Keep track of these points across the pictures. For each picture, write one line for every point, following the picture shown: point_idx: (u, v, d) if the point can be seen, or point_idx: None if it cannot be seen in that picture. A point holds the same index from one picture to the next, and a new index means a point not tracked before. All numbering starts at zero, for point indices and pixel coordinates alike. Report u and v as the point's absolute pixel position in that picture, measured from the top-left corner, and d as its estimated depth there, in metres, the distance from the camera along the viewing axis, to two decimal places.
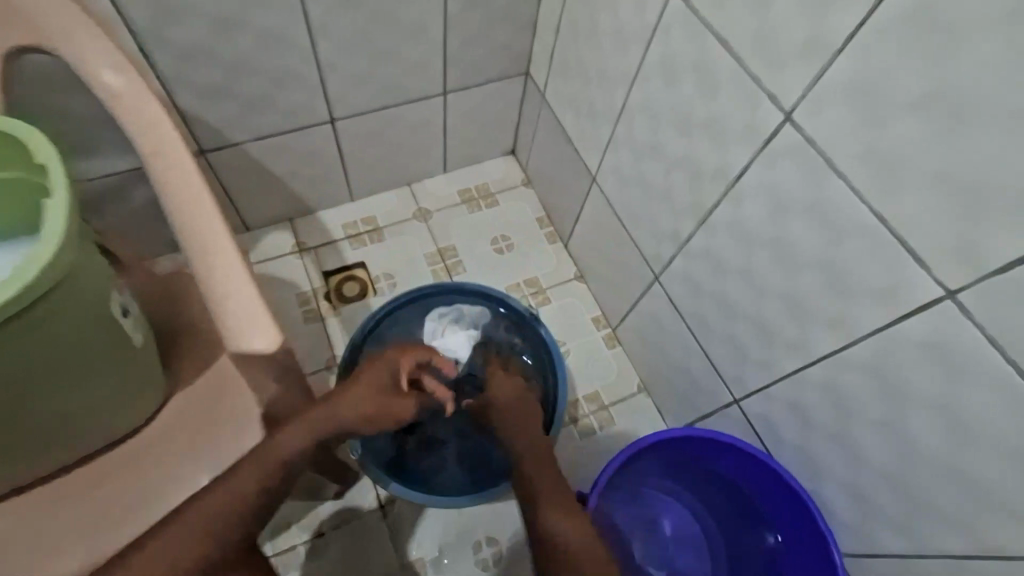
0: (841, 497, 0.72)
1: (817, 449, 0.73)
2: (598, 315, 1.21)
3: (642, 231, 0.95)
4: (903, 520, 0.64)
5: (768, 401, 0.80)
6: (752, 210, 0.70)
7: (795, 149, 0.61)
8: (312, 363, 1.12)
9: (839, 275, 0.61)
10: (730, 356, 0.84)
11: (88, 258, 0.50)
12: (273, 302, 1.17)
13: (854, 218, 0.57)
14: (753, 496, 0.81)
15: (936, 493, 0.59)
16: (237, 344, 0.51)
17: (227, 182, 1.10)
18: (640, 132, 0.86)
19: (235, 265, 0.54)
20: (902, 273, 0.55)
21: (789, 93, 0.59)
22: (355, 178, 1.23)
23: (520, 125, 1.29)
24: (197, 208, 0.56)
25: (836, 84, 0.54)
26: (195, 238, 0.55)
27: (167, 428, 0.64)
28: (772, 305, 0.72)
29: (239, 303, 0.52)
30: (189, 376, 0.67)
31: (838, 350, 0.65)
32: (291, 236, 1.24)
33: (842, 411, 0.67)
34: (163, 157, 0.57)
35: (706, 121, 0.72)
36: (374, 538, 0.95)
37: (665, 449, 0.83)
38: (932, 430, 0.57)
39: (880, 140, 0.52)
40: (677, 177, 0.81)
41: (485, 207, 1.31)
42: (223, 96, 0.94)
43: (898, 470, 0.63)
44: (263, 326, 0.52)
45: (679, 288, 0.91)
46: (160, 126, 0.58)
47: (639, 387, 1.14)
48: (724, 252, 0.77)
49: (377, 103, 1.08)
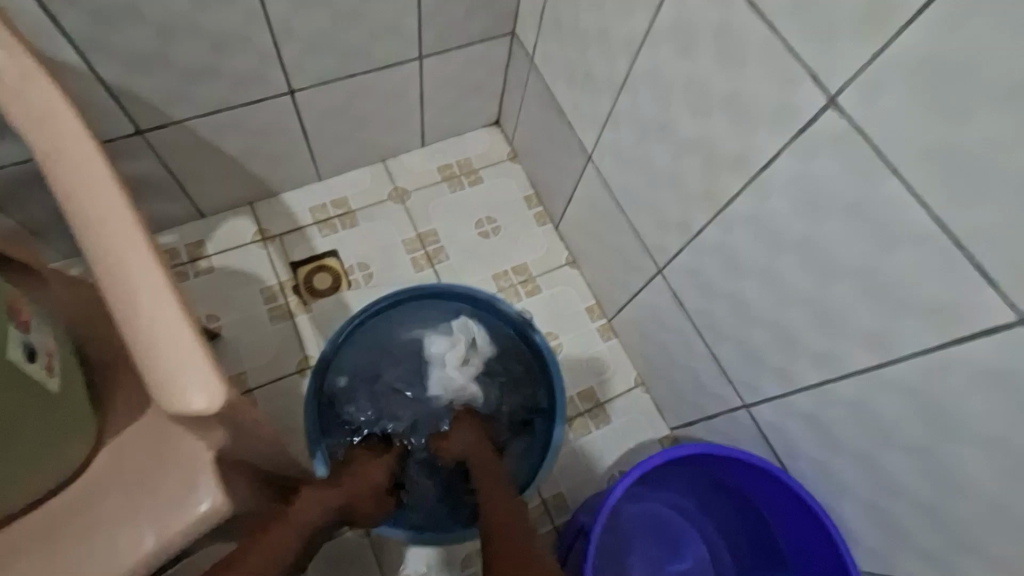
0: (863, 517, 0.67)
1: (838, 466, 0.68)
2: (593, 304, 1.12)
3: (645, 220, 0.85)
4: (934, 546, 0.60)
5: (784, 411, 0.73)
6: (780, 205, 0.61)
7: (841, 140, 0.52)
8: (282, 365, 1.02)
9: (882, 287, 0.54)
10: (742, 360, 0.77)
11: None
12: (235, 298, 1.06)
13: (908, 226, 0.49)
14: (766, 513, 0.76)
15: (980, 526, 0.54)
16: (171, 404, 0.40)
17: (173, 165, 0.96)
18: (646, 109, 0.75)
19: (164, 299, 0.42)
20: (964, 292, 0.47)
21: (837, 73, 0.49)
22: (322, 156, 1.10)
23: (505, 93, 1.16)
24: (111, 223, 0.43)
25: (904, 65, 0.45)
26: (108, 263, 0.43)
27: (98, 481, 0.54)
28: (796, 312, 0.65)
29: (170, 350, 0.41)
30: (123, 417, 0.57)
31: (874, 368, 0.58)
32: (253, 222, 1.11)
33: (872, 430, 0.61)
34: (66, 159, 0.44)
35: (727, 99, 0.61)
36: (358, 557, 0.89)
37: (671, 463, 0.77)
38: (983, 462, 0.51)
39: (958, 134, 0.43)
40: (688, 162, 0.71)
41: (467, 186, 1.20)
42: (158, 66, 0.80)
43: (935, 498, 0.57)
44: (201, 379, 0.41)
45: (685, 284, 0.82)
46: (58, 116, 0.45)
47: (637, 381, 1.07)
48: (742, 249, 0.69)
49: (343, 71, 0.95)
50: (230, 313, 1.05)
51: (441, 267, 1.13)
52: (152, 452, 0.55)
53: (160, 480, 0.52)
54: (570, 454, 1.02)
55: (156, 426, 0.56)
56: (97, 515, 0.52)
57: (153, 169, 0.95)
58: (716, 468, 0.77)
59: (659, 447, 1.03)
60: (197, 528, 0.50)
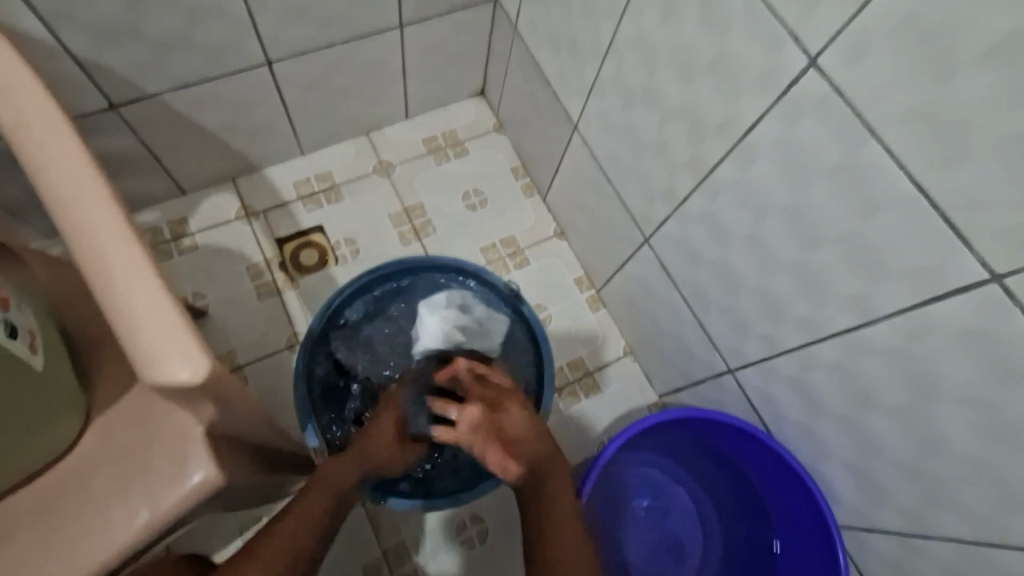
0: (842, 476, 0.70)
1: (820, 427, 0.70)
2: (581, 276, 1.13)
3: (631, 188, 0.85)
4: (909, 501, 0.62)
5: (768, 375, 0.75)
6: (765, 170, 0.61)
7: (822, 102, 0.51)
8: (272, 342, 1.02)
9: (865, 252, 0.54)
10: (728, 327, 0.78)
11: None
12: (222, 276, 1.05)
13: (889, 190, 0.50)
14: (756, 480, 0.79)
15: (952, 481, 0.56)
16: (154, 376, 0.40)
17: (151, 141, 0.94)
18: (630, 75, 0.74)
19: (143, 272, 0.41)
20: (941, 252, 0.48)
21: (819, 33, 0.49)
22: (303, 129, 1.08)
23: (489, 61, 1.13)
24: (84, 197, 0.43)
25: (883, 24, 0.44)
26: (83, 236, 0.42)
27: (86, 460, 0.54)
28: (780, 279, 0.65)
29: (150, 322, 0.41)
30: (109, 395, 0.57)
31: (854, 329, 0.59)
32: (236, 198, 1.10)
33: (852, 392, 0.63)
34: (37, 134, 0.43)
35: (712, 63, 0.61)
36: (354, 525, 0.91)
37: (658, 429, 0.79)
38: (955, 419, 0.53)
39: (939, 95, 0.43)
40: (673, 129, 0.71)
41: (453, 158, 1.18)
42: (128, 37, 0.77)
43: (911, 455, 0.59)
44: (185, 352, 0.41)
45: (672, 253, 0.83)
46: (25, 90, 0.44)
47: (625, 349, 1.08)
48: (727, 217, 0.69)
49: (323, 40, 0.92)
50: (217, 291, 1.04)
51: (429, 241, 1.13)
52: (141, 429, 0.55)
53: (151, 457, 0.53)
54: (562, 423, 1.03)
55: (143, 403, 0.56)
56: (92, 490, 0.52)
57: (131, 145, 0.93)
58: (703, 434, 0.80)
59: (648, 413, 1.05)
60: (191, 500, 0.51)
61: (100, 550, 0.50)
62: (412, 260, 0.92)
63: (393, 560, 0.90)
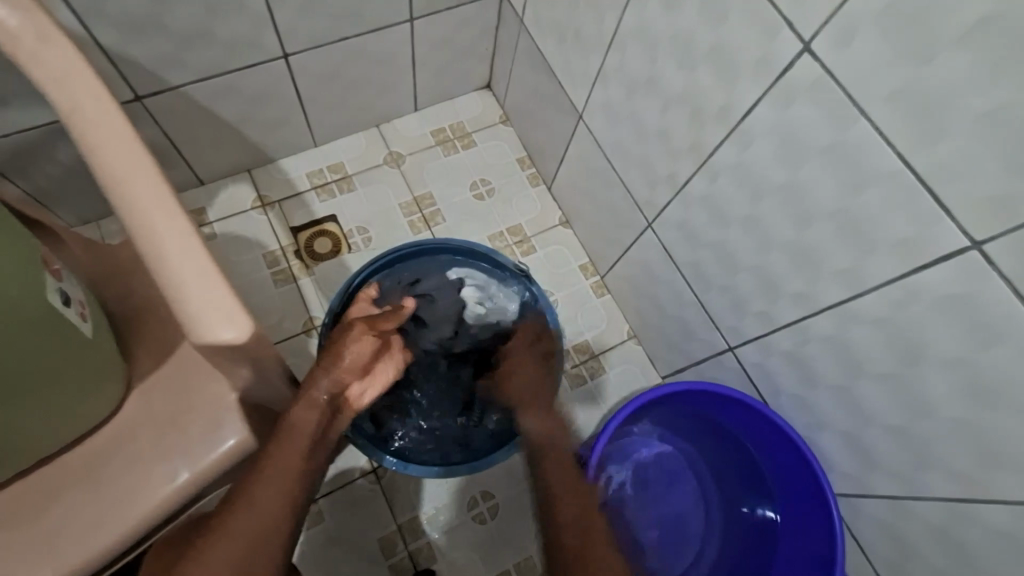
0: (837, 444, 0.74)
1: (815, 398, 0.74)
2: (586, 263, 1.16)
3: (634, 174, 0.89)
4: (899, 464, 0.66)
5: (765, 351, 0.78)
6: (760, 153, 0.64)
7: (814, 84, 0.55)
8: (287, 326, 1.06)
9: (855, 226, 0.58)
10: (727, 306, 0.81)
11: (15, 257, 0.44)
12: (239, 264, 1.09)
13: (877, 167, 0.53)
14: (752, 448, 0.82)
15: (939, 441, 0.60)
16: (202, 336, 0.44)
17: (172, 132, 0.98)
18: (633, 64, 0.78)
19: (190, 242, 0.45)
20: (925, 224, 0.52)
21: (811, 20, 0.52)
22: (316, 122, 1.12)
23: (495, 54, 1.17)
24: (135, 174, 0.46)
25: (870, 9, 0.48)
26: (135, 210, 0.46)
27: (127, 423, 0.58)
28: (776, 256, 0.69)
29: (199, 288, 0.44)
30: (146, 365, 0.61)
31: (846, 301, 0.63)
32: (252, 189, 1.13)
33: (845, 362, 0.67)
34: (88, 117, 0.47)
35: (712, 51, 0.64)
36: (370, 500, 0.95)
37: (662, 404, 0.83)
38: (941, 381, 0.57)
39: (921, 74, 0.47)
40: (675, 116, 0.74)
41: (460, 149, 1.22)
42: (153, 30, 0.81)
43: (901, 419, 0.63)
44: (229, 314, 0.44)
45: (673, 237, 0.86)
46: (77, 76, 0.48)
47: (629, 333, 1.12)
48: (726, 198, 0.72)
49: (336, 33, 0.95)
50: (235, 278, 1.08)
51: (438, 229, 1.16)
52: (179, 395, 0.59)
53: (191, 419, 0.57)
54: (568, 405, 1.07)
55: (179, 372, 0.60)
56: (136, 450, 0.56)
57: (152, 136, 0.97)
58: (705, 409, 0.84)
59: None
60: (226, 460, 0.56)
61: (150, 502, 0.54)
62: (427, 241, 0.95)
63: (408, 534, 0.94)
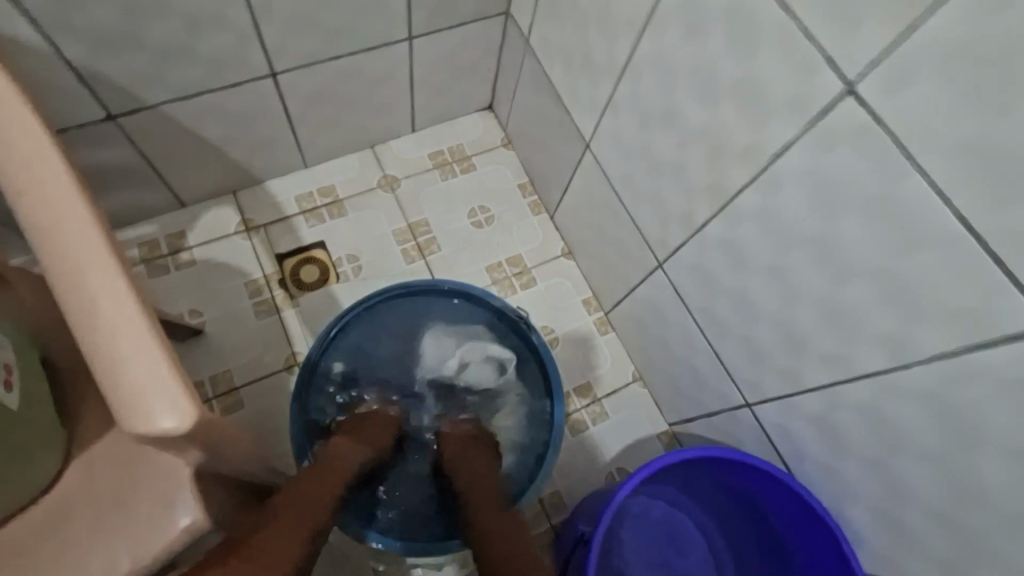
0: (867, 519, 0.66)
1: (844, 468, 0.66)
2: (589, 297, 1.09)
3: (644, 211, 0.82)
4: (944, 553, 0.59)
5: (787, 411, 0.71)
6: (790, 201, 0.58)
7: (859, 131, 0.49)
8: (269, 361, 0.99)
9: (901, 291, 0.51)
10: (745, 359, 0.74)
11: None
12: (219, 292, 1.02)
13: (932, 229, 0.47)
14: (772, 517, 0.75)
15: (994, 535, 0.53)
16: (135, 421, 0.36)
17: (149, 152, 0.91)
18: (648, 95, 0.71)
19: (128, 308, 0.38)
20: (990, 297, 0.45)
21: (860, 58, 0.46)
22: (306, 143, 1.05)
23: (498, 76, 1.10)
24: (68, 225, 0.39)
25: (935, 50, 0.41)
26: (65, 267, 0.39)
27: (66, 499, 0.51)
28: (806, 313, 0.62)
29: (135, 365, 0.37)
30: (92, 428, 0.53)
31: (888, 370, 0.56)
32: (236, 212, 1.07)
33: (884, 435, 0.60)
34: (16, 154, 0.40)
35: (739, 86, 0.58)
36: (351, 554, 0.87)
37: (675, 467, 0.76)
38: (1000, 471, 0.50)
39: (994, 129, 0.40)
40: (692, 153, 0.68)
41: (459, 173, 1.15)
42: (127, 45, 0.75)
43: (948, 505, 0.56)
44: (170, 396, 0.37)
45: (686, 279, 0.79)
46: (8, 105, 0.41)
47: (634, 375, 1.05)
48: (749, 244, 0.65)
49: (329, 51, 0.89)
50: (215, 307, 1.01)
51: (433, 258, 1.09)
52: (126, 468, 0.51)
53: (139, 499, 0.50)
54: (569, 452, 0.99)
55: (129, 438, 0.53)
56: (74, 532, 0.49)
57: (127, 156, 0.90)
58: (722, 474, 0.76)
59: (656, 442, 1.01)
60: (178, 544, 0.49)
61: None
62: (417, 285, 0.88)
63: None
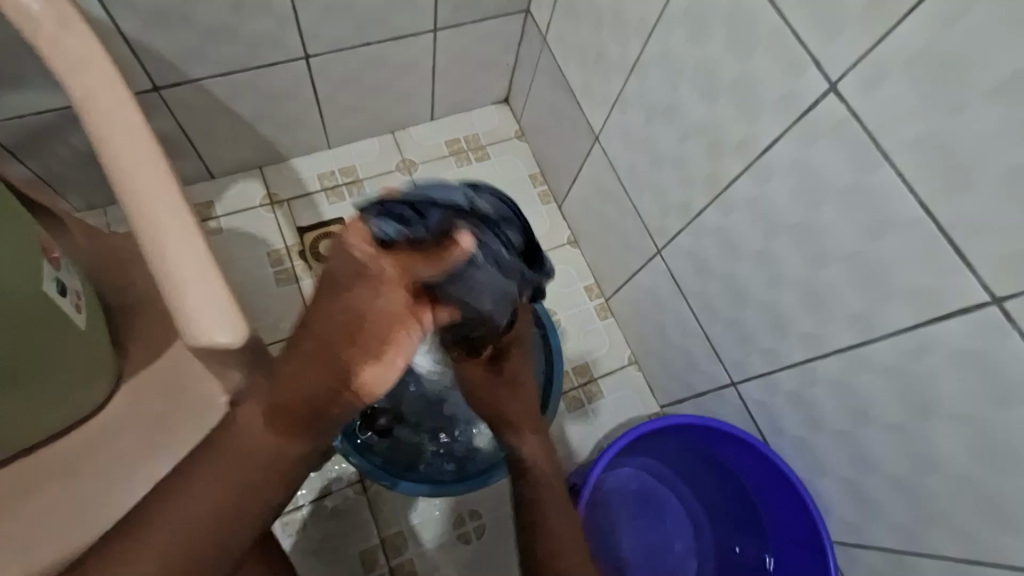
0: (836, 490, 0.72)
1: (817, 442, 0.72)
2: (591, 284, 1.15)
3: (646, 201, 0.88)
4: (901, 518, 0.64)
5: (770, 389, 0.77)
6: (777, 190, 0.63)
7: (837, 126, 0.54)
8: (286, 327, 1.05)
9: (869, 271, 0.57)
10: (734, 340, 0.80)
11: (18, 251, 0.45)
12: (242, 260, 1.08)
13: (897, 214, 0.52)
14: (749, 487, 0.81)
15: (944, 498, 0.58)
16: (197, 338, 0.43)
17: (186, 125, 0.98)
18: (654, 91, 0.77)
19: (194, 242, 0.45)
20: (941, 276, 0.51)
21: (839, 61, 0.52)
22: (332, 124, 1.12)
23: (515, 70, 1.16)
24: (145, 170, 0.46)
25: (903, 55, 0.47)
26: (140, 204, 0.45)
27: (114, 419, 0.58)
28: (787, 294, 0.68)
29: (197, 290, 0.43)
30: (138, 359, 0.60)
31: (855, 347, 0.61)
32: (262, 186, 1.13)
33: (852, 408, 0.65)
34: (100, 107, 0.47)
35: (735, 84, 0.64)
36: (355, 508, 0.93)
37: (662, 437, 0.82)
38: (951, 436, 0.55)
39: (947, 123, 0.46)
40: (693, 145, 0.74)
41: (474, 161, 1.21)
42: (176, 23, 0.81)
43: (905, 471, 0.61)
44: (226, 318, 0.43)
45: (682, 265, 0.85)
46: (94, 64, 0.47)
47: (630, 358, 1.10)
48: (740, 231, 0.71)
49: (359, 37, 0.95)
50: (238, 274, 1.07)
51: None
52: (167, 395, 0.59)
53: (183, 416, 0.58)
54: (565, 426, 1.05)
55: (170, 370, 0.60)
56: (124, 443, 0.57)
57: (166, 126, 0.97)
58: (705, 446, 0.82)
59: None
60: None
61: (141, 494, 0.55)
62: None
63: (390, 548, 0.92)
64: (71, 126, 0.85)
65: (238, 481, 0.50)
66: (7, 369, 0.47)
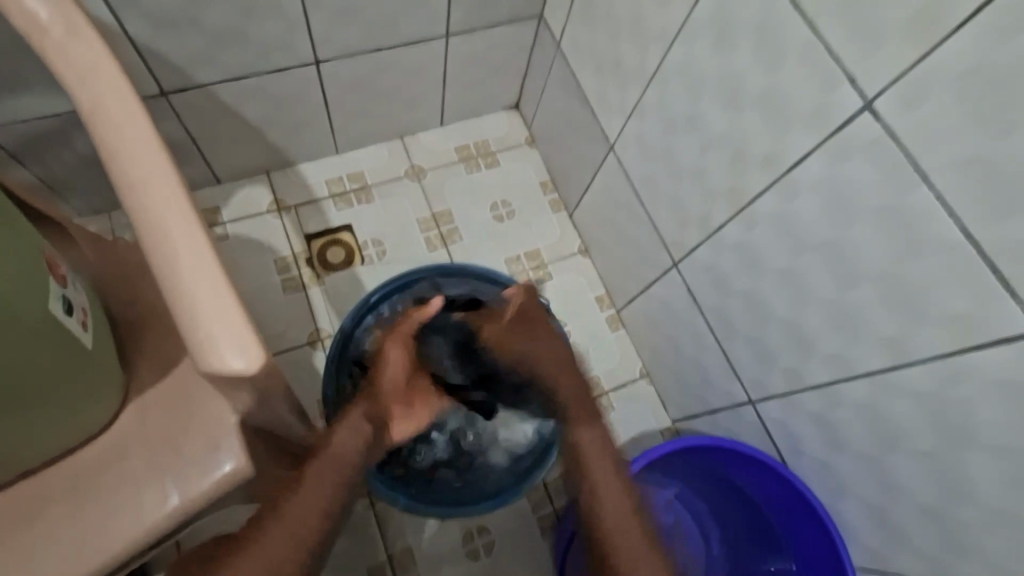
0: (859, 514, 0.70)
1: (840, 464, 0.70)
2: (603, 294, 1.13)
3: (663, 213, 0.86)
4: (929, 546, 0.62)
5: (790, 409, 0.75)
6: (805, 207, 0.62)
7: (872, 144, 0.53)
8: (293, 336, 1.03)
9: (901, 294, 0.55)
10: (753, 358, 0.78)
11: (24, 269, 0.44)
12: (248, 267, 1.06)
13: (935, 236, 0.50)
14: (768, 508, 0.79)
15: (976, 529, 0.57)
16: (212, 363, 0.41)
17: (194, 129, 0.96)
18: (674, 101, 0.76)
19: (206, 261, 0.43)
20: (982, 302, 0.49)
21: (876, 78, 0.50)
22: (341, 129, 1.10)
23: (527, 76, 1.15)
24: (156, 185, 0.44)
25: (945, 75, 0.46)
26: (152, 220, 0.43)
27: (123, 440, 0.56)
28: (813, 313, 0.66)
29: (211, 312, 0.42)
30: (147, 377, 0.59)
31: (884, 371, 0.60)
32: (269, 191, 1.11)
33: (878, 433, 0.63)
34: (110, 119, 0.45)
35: (761, 98, 0.62)
36: (362, 524, 0.91)
37: (679, 457, 0.80)
38: (984, 466, 0.54)
39: (994, 144, 0.44)
40: (714, 158, 0.72)
41: (484, 167, 1.19)
42: (185, 26, 0.80)
43: (934, 499, 0.60)
44: (241, 342, 0.41)
45: (699, 279, 0.83)
46: (106, 74, 0.46)
47: (642, 371, 1.08)
48: (763, 247, 0.69)
49: (371, 42, 0.94)
50: (244, 281, 1.05)
51: (455, 248, 1.14)
52: (174, 415, 0.56)
53: (189, 439, 0.54)
54: None
55: (179, 388, 0.57)
56: (128, 466, 0.54)
57: (173, 131, 0.95)
58: (723, 467, 0.81)
59: (660, 437, 1.04)
60: (221, 488, 0.52)
61: (139, 523, 0.51)
62: (448, 266, 0.94)
63: (398, 564, 0.90)
64: (77, 130, 0.83)
65: (331, 481, 0.60)
66: (9, 390, 0.45)
